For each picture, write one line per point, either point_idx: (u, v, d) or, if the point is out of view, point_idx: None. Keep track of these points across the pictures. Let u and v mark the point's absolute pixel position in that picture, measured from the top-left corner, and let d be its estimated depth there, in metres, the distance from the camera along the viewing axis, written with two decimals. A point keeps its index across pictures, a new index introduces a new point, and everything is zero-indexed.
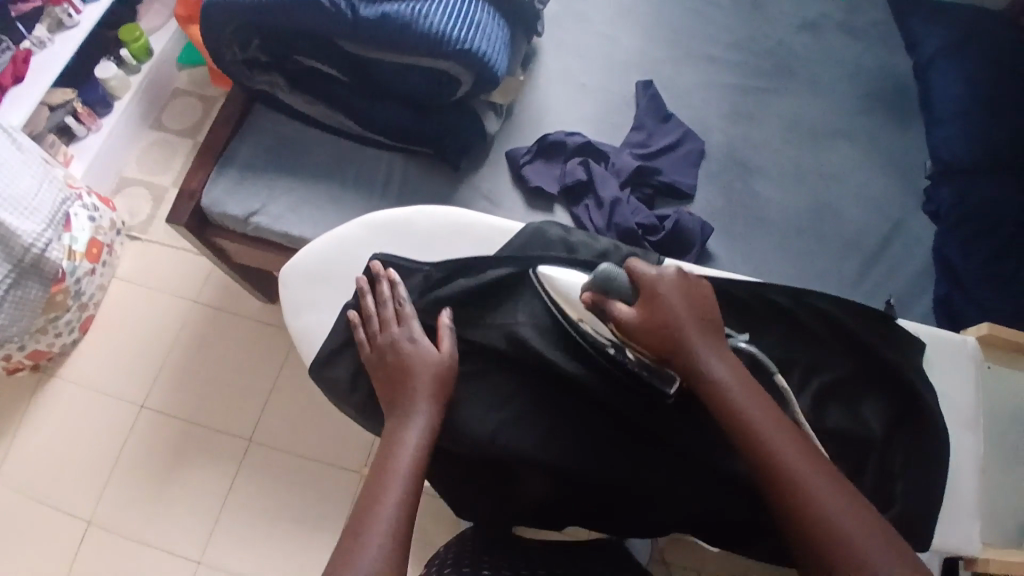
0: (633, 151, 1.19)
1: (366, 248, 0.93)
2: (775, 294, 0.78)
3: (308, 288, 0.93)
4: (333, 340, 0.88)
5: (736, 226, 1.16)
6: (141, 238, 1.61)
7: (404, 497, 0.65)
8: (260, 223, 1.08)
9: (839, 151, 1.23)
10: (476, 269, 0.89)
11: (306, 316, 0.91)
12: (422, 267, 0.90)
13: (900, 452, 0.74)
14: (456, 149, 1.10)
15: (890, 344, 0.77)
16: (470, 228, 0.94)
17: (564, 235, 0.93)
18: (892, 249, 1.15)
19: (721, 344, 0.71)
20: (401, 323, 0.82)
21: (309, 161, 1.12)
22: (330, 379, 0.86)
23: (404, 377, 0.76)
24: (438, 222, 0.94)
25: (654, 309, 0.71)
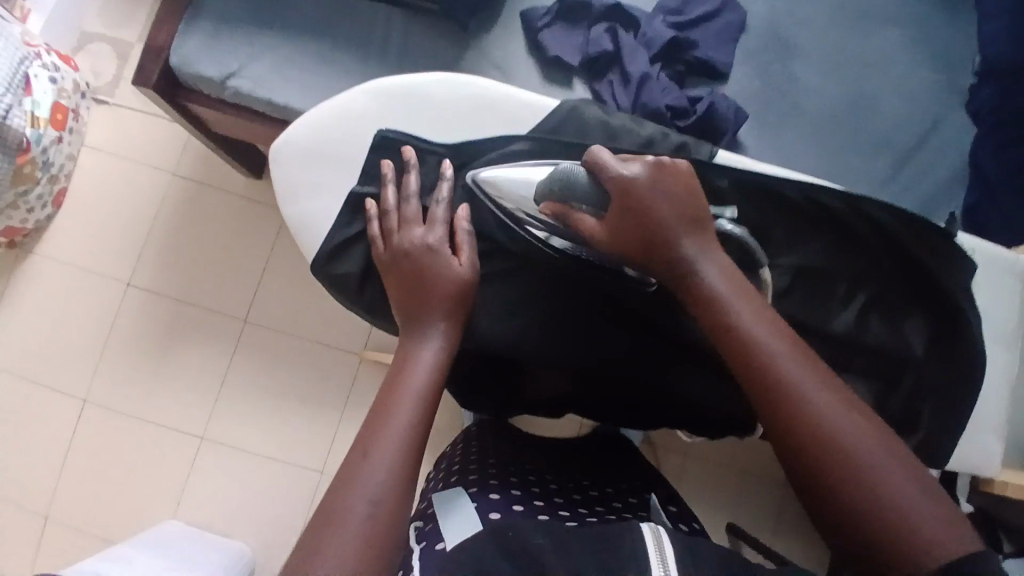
0: (667, 18, 1.05)
1: (374, 121, 0.84)
2: (829, 198, 0.74)
3: (311, 164, 0.84)
4: (344, 228, 0.82)
5: (772, 114, 1.06)
6: (109, 101, 1.46)
7: (413, 407, 0.62)
8: (239, 86, 0.96)
9: (887, 32, 1.11)
10: (500, 153, 0.82)
11: (305, 199, 0.84)
12: (434, 149, 0.83)
13: (934, 372, 0.73)
14: (464, 4, 0.97)
15: (943, 262, 0.73)
16: (495, 103, 0.85)
17: (603, 116, 0.83)
18: (928, 150, 1.07)
19: (708, 241, 0.66)
20: (427, 224, 0.76)
21: (295, 15, 0.98)
22: (339, 275, 0.82)
23: (419, 287, 0.71)
24: (461, 95, 0.85)
25: (637, 210, 0.67)
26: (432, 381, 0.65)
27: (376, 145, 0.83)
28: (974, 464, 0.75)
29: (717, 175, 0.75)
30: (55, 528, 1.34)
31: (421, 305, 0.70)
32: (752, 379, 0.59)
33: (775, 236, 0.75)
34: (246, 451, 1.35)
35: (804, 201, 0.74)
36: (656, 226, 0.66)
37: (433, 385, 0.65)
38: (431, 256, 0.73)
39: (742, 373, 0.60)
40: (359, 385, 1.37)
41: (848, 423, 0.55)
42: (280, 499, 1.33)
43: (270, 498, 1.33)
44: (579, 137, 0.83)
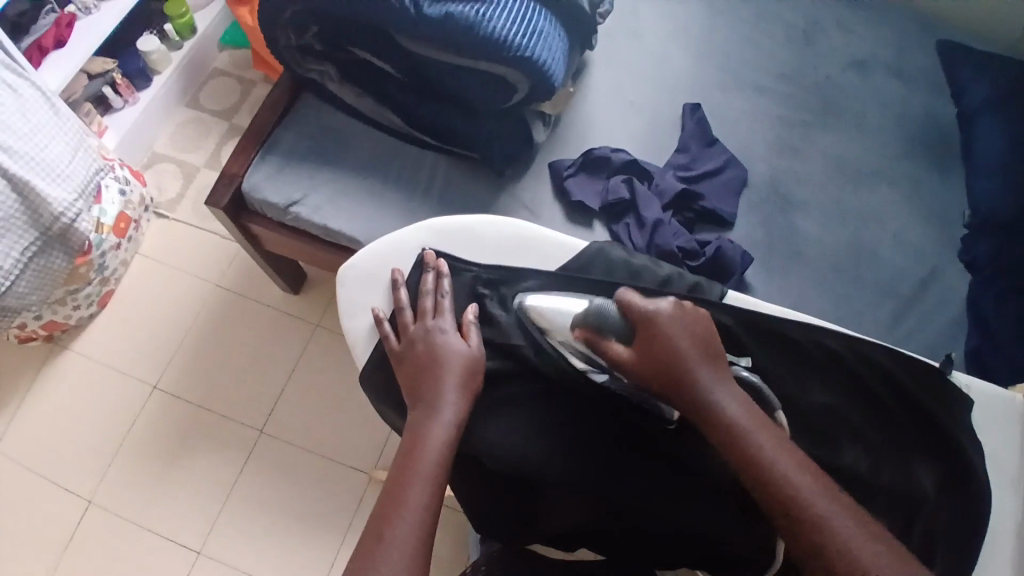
0: (677, 173, 1.18)
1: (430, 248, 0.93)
2: (829, 339, 0.80)
3: (358, 285, 0.92)
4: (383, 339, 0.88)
5: (775, 258, 1.15)
6: (167, 216, 1.60)
7: (423, 496, 0.66)
8: (299, 214, 1.06)
9: (881, 192, 1.22)
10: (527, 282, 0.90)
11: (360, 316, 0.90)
12: (471, 269, 0.91)
13: (947, 514, 0.73)
14: (502, 155, 1.07)
15: (941, 402, 0.77)
16: (527, 240, 0.94)
17: (626, 257, 0.91)
18: (927, 296, 1.13)
19: (720, 368, 0.71)
20: (437, 314, 0.84)
21: (349, 160, 1.09)
22: (380, 383, 0.87)
23: (426, 373, 0.78)
24: (506, 231, 0.94)
25: (657, 342, 0.72)
26: (443, 459, 0.70)
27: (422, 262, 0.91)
28: None
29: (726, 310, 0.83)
30: None
31: (432, 392, 0.76)
32: (772, 502, 0.62)
33: (784, 373, 0.79)
34: (242, 568, 1.31)
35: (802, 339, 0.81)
36: (671, 356, 0.71)
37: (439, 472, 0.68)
38: (443, 340, 0.81)
39: (762, 494, 0.63)
40: (366, 500, 1.35)
41: (860, 546, 0.57)
42: None
43: None
44: (600, 275, 0.90)
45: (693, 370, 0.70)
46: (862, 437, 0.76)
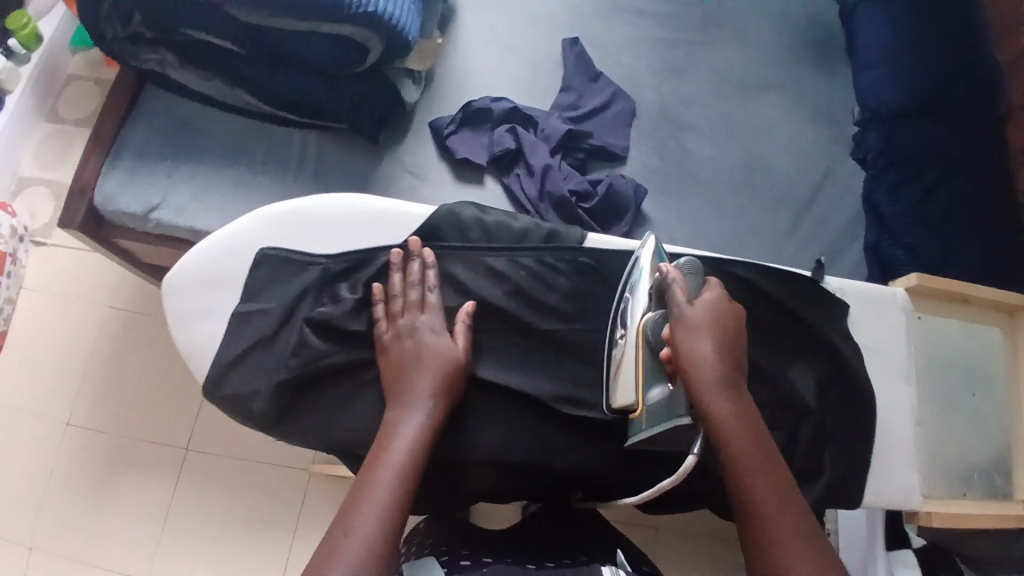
0: (562, 114, 1.14)
1: (258, 241, 0.79)
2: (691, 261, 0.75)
3: (197, 296, 0.79)
4: (225, 345, 0.77)
5: (670, 185, 1.14)
6: (47, 243, 1.49)
7: (381, 511, 0.57)
8: (161, 218, 0.99)
9: (770, 102, 1.21)
10: (377, 265, 0.78)
11: (197, 326, 0.78)
12: (315, 259, 0.78)
13: (833, 415, 0.73)
14: (373, 119, 1.02)
15: (814, 305, 0.74)
16: (370, 219, 0.81)
17: (479, 216, 0.81)
18: (822, 200, 1.15)
19: (737, 384, 0.63)
20: (425, 310, 0.74)
21: (210, 143, 1.03)
22: (237, 394, 0.75)
23: (406, 371, 0.70)
24: (340, 210, 0.81)
25: (690, 332, 0.63)
26: (409, 470, 0.61)
27: (257, 263, 0.78)
28: (897, 500, 0.72)
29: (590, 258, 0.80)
30: None
31: (401, 398, 0.68)
32: (750, 530, 0.58)
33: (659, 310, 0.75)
34: None
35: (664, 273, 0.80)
36: (695, 367, 0.62)
37: (406, 487, 0.60)
38: (429, 339, 0.71)
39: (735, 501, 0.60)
40: (311, 496, 1.32)
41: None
42: None
43: None
44: (456, 242, 0.81)
45: (709, 381, 0.62)
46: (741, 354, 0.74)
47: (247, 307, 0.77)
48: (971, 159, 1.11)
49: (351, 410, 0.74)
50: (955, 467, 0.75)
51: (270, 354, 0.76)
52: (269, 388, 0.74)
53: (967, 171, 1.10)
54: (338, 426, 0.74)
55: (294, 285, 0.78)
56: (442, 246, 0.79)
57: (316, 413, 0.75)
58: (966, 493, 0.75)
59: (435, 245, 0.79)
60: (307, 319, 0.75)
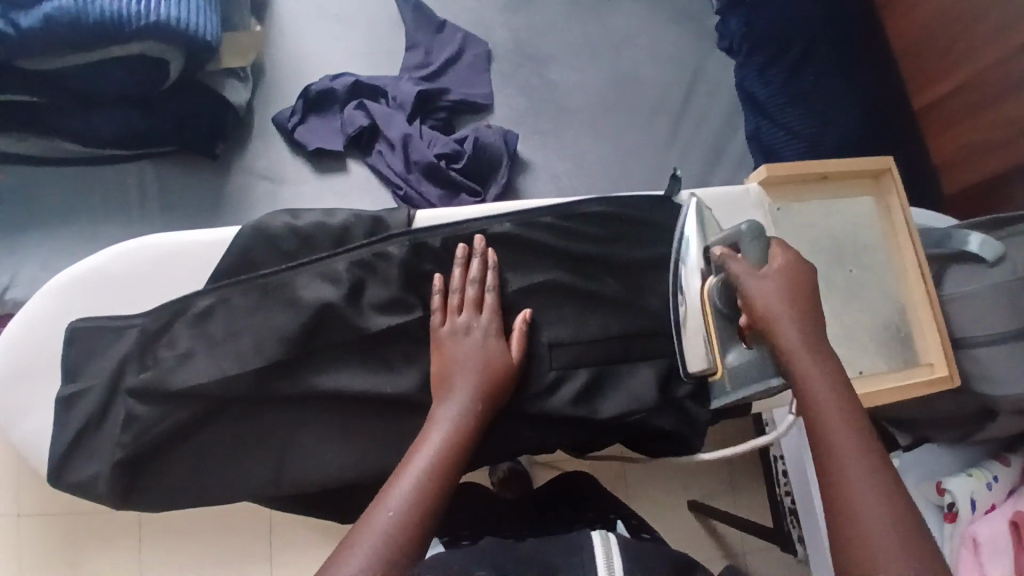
0: (413, 75, 1.06)
1: (64, 305, 0.60)
2: (537, 212, 0.63)
3: (8, 391, 0.59)
4: (53, 437, 0.57)
5: (542, 122, 1.08)
6: None
7: (403, 523, 0.46)
8: (14, 300, 0.91)
9: (625, 11, 1.16)
10: (199, 310, 0.58)
11: (20, 424, 0.59)
12: (129, 320, 0.58)
13: None
14: (203, 133, 0.96)
15: (668, 224, 0.66)
16: (190, 251, 0.60)
17: (291, 222, 0.60)
18: (696, 100, 1.12)
19: (820, 335, 0.52)
20: (477, 308, 0.58)
21: (45, 206, 0.95)
22: (77, 484, 0.57)
23: (449, 377, 0.55)
24: (144, 250, 0.60)
25: (750, 293, 0.53)
26: (417, 511, 0.47)
27: (68, 339, 0.58)
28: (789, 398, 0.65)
29: (444, 238, 0.61)
30: None
31: (447, 376, 0.55)
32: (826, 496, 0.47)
33: (513, 276, 0.62)
34: None
35: (514, 234, 0.62)
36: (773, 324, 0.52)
37: (434, 496, 0.48)
38: (476, 339, 0.57)
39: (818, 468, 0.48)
40: None
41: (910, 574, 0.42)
42: None
43: None
44: (272, 264, 0.60)
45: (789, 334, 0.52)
46: (605, 300, 0.63)
47: (65, 389, 0.57)
48: (836, 19, 1.07)
49: (220, 475, 0.57)
50: (849, 347, 0.68)
51: (106, 435, 0.57)
52: (109, 472, 0.56)
53: (833, 32, 1.06)
54: (213, 496, 0.57)
55: (114, 352, 0.58)
56: (247, 277, 0.58)
57: (183, 497, 0.57)
58: (863, 372, 0.67)
59: (246, 278, 0.58)
60: (130, 391, 0.56)
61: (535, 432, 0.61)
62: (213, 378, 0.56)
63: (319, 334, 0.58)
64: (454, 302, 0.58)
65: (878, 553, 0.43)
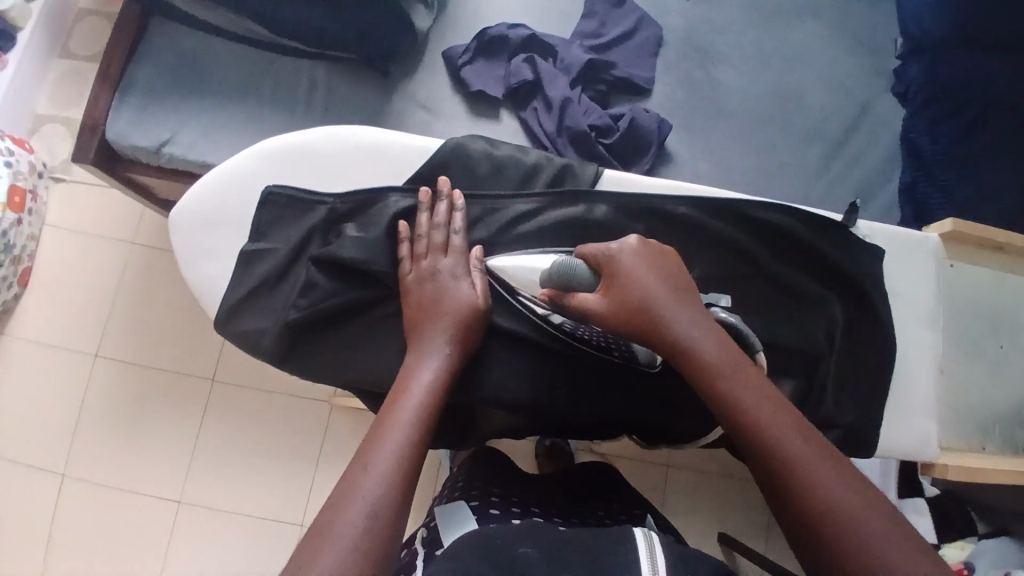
0: (583, 42, 1.07)
1: (265, 169, 0.69)
2: (706, 209, 0.65)
3: (200, 233, 0.69)
4: (234, 283, 0.67)
5: (696, 120, 1.08)
6: (67, 179, 1.46)
7: (392, 474, 0.50)
8: (172, 153, 0.98)
9: (806, 30, 1.14)
10: (387, 203, 0.67)
11: (205, 264, 0.68)
12: (323, 198, 0.67)
13: (858, 382, 0.64)
14: (380, 50, 0.98)
15: (844, 249, 0.64)
16: (394, 148, 0.70)
17: (489, 150, 0.70)
18: (857, 139, 1.10)
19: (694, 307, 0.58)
20: (448, 252, 0.64)
21: (219, 76, 1.01)
22: (240, 332, 0.67)
23: (426, 317, 0.61)
24: (346, 138, 0.69)
25: (628, 296, 0.58)
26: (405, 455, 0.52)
27: (264, 201, 0.68)
28: (907, 451, 0.65)
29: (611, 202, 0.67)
30: None
31: (420, 324, 0.61)
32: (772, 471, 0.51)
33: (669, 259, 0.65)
34: (225, 510, 1.31)
35: (685, 221, 0.65)
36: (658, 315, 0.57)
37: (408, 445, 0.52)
38: (448, 285, 0.62)
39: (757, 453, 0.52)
40: (333, 429, 1.34)
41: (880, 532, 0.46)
42: (271, 555, 1.29)
43: (263, 560, 1.29)
44: (462, 184, 0.69)
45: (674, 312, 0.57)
46: (752, 303, 0.65)
47: (254, 246, 0.67)
48: None
49: (366, 357, 0.65)
50: (973, 418, 0.68)
51: (280, 294, 0.67)
52: (277, 327, 0.66)
53: None
54: (355, 374, 0.66)
55: (301, 226, 0.67)
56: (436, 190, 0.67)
57: (326, 368, 0.66)
58: (983, 448, 0.67)
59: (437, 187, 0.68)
60: (313, 260, 0.66)
61: (507, 379, 0.69)
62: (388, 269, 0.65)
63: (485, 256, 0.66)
64: (430, 240, 0.64)
65: (856, 523, 0.47)
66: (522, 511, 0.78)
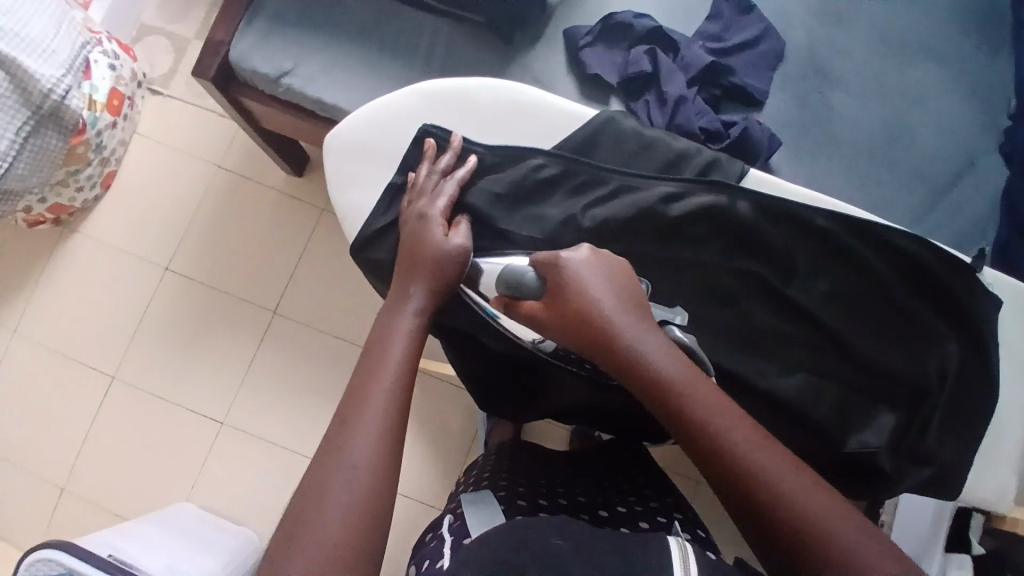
0: (705, 44, 1.08)
1: (426, 115, 0.82)
2: (836, 222, 0.74)
3: (350, 159, 0.82)
4: (377, 214, 0.79)
5: (803, 141, 1.08)
6: (163, 92, 1.50)
7: (380, 436, 0.57)
8: (291, 84, 1.00)
9: (928, 71, 1.13)
10: (539, 165, 0.78)
11: (354, 189, 0.82)
12: (473, 147, 0.79)
13: (942, 409, 0.72)
14: (509, 20, 1.00)
15: (971, 289, 0.73)
16: (553, 114, 0.81)
17: (639, 129, 0.80)
18: (961, 186, 1.09)
19: (647, 325, 0.60)
20: (434, 198, 0.75)
21: (347, 18, 1.03)
22: (374, 260, 0.79)
23: (408, 264, 0.70)
24: (511, 101, 0.81)
25: (576, 317, 0.60)
26: (384, 413, 0.58)
27: (419, 137, 0.80)
28: (987, 497, 0.76)
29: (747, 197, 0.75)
30: (69, 499, 1.35)
31: (409, 272, 0.69)
32: (738, 492, 0.54)
33: (798, 262, 0.74)
34: (262, 438, 1.35)
35: (821, 231, 0.74)
36: (615, 336, 0.59)
37: (392, 406, 0.59)
38: (430, 232, 0.72)
39: (722, 476, 0.55)
40: None
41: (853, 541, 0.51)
42: None
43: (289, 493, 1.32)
44: (611, 154, 0.80)
45: (628, 333, 0.59)
46: (861, 313, 0.74)
47: (400, 179, 0.80)
48: None
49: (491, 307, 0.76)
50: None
51: None
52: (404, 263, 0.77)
53: None
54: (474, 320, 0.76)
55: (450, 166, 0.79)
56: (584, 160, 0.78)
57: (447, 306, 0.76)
58: None
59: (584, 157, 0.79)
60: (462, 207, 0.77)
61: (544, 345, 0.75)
62: (535, 231, 0.77)
63: (617, 227, 0.76)
64: (426, 183, 0.76)
65: (827, 536, 0.51)
66: (551, 510, 0.71)
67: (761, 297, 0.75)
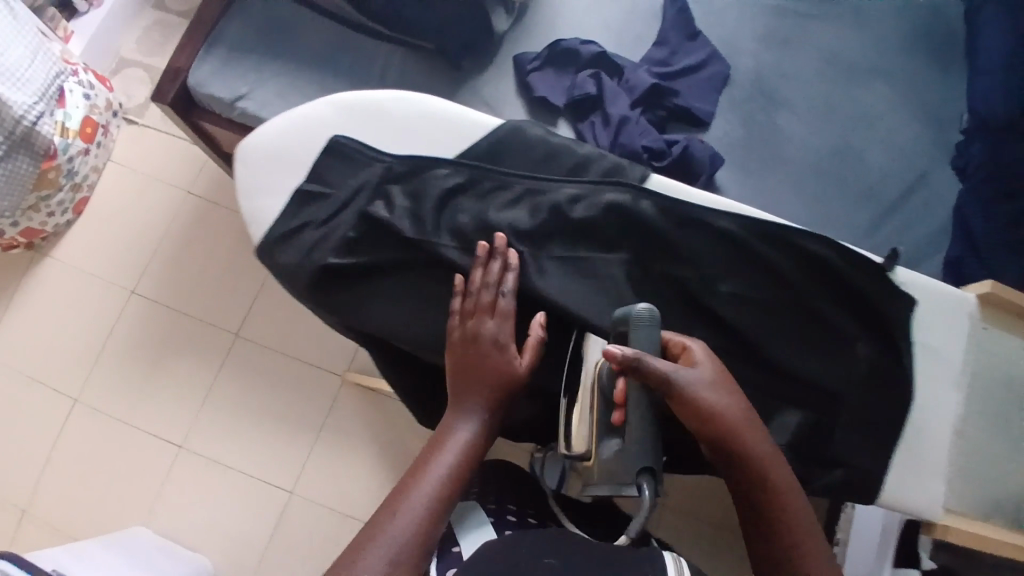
0: (652, 68, 1.10)
1: (336, 126, 0.85)
2: (740, 224, 0.77)
3: (260, 168, 0.84)
4: (282, 219, 0.81)
5: (751, 159, 1.09)
6: (138, 121, 1.53)
7: (405, 539, 0.56)
8: (246, 109, 1.03)
9: (876, 91, 1.15)
10: (443, 172, 0.81)
11: (262, 196, 0.83)
12: (383, 159, 0.82)
13: (859, 406, 0.75)
14: (457, 44, 1.02)
15: (883, 292, 0.76)
16: (462, 122, 0.84)
17: (545, 136, 0.84)
18: (911, 202, 1.10)
19: (751, 414, 0.63)
20: (495, 314, 0.71)
21: (302, 46, 1.06)
22: (279, 263, 0.80)
23: (471, 378, 0.68)
24: (419, 110, 0.85)
25: (701, 401, 0.60)
26: (422, 522, 0.58)
27: (330, 146, 0.83)
28: (918, 505, 0.75)
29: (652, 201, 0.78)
30: (29, 525, 1.34)
31: (467, 384, 0.68)
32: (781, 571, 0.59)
33: (706, 261, 0.76)
34: (224, 462, 1.35)
35: (725, 233, 0.77)
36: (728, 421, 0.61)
37: (430, 516, 0.58)
38: (493, 350, 0.69)
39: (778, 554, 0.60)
40: (341, 402, 1.37)
41: None
42: (261, 515, 1.32)
43: (252, 518, 1.31)
44: (518, 161, 0.83)
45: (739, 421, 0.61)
46: (767, 314, 0.75)
47: (311, 187, 0.82)
48: None
49: (402, 309, 0.77)
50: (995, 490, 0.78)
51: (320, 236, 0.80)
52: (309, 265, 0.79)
53: None
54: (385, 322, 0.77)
55: (358, 176, 0.81)
56: (488, 167, 0.81)
57: (358, 308, 0.78)
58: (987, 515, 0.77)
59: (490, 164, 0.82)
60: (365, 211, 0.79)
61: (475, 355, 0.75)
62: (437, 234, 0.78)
63: (523, 232, 0.78)
64: (481, 291, 0.73)
65: None
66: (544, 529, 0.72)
67: (663, 301, 0.76)
